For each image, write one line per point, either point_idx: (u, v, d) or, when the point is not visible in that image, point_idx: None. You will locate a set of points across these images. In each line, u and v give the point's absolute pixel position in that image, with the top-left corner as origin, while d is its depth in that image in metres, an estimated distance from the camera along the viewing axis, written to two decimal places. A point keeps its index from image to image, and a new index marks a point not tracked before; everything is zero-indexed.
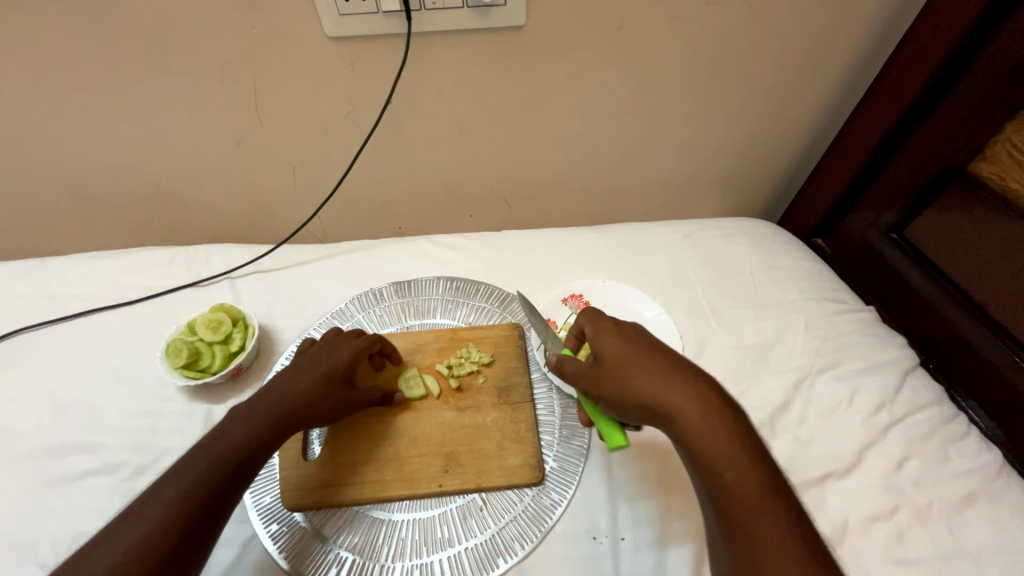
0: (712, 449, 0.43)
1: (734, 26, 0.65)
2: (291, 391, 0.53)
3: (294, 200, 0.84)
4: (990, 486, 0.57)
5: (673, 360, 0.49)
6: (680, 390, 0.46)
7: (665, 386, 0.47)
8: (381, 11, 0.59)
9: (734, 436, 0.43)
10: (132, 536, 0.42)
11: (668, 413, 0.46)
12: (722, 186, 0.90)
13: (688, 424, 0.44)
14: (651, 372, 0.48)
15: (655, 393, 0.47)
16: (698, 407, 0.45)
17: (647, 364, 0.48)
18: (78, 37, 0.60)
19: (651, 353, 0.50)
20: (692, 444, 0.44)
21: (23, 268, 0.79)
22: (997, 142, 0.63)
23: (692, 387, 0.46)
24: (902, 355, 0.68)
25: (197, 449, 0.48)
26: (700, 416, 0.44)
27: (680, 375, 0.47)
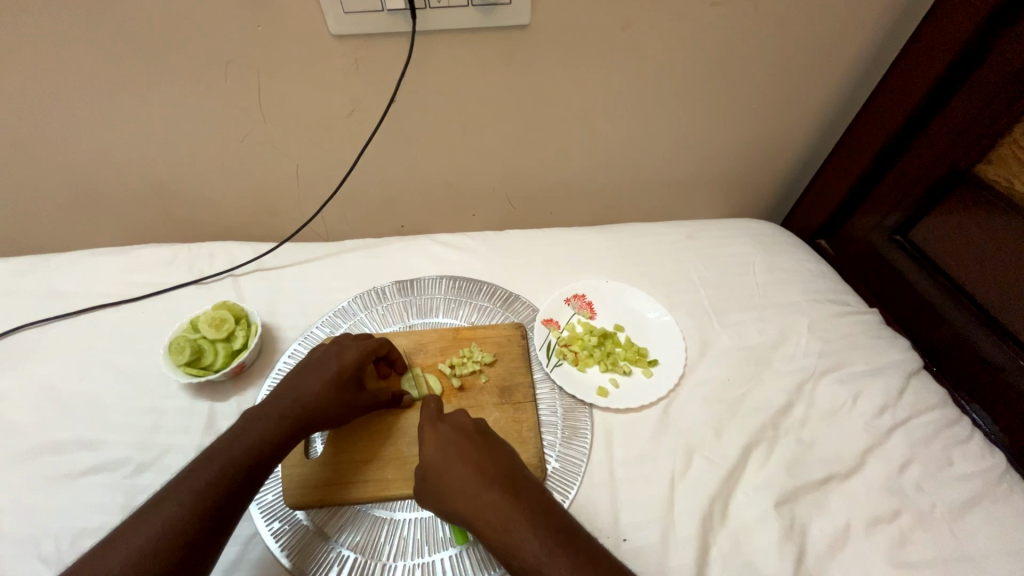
0: (522, 552, 0.43)
1: (739, 27, 0.65)
2: (303, 395, 0.54)
3: (297, 198, 0.84)
4: (993, 490, 0.57)
5: (481, 455, 0.50)
6: (489, 493, 0.46)
7: (473, 492, 0.47)
8: (386, 9, 0.59)
9: (536, 533, 0.44)
10: (145, 534, 0.42)
11: (480, 522, 0.45)
12: (726, 187, 0.89)
13: (498, 531, 0.44)
14: (460, 477, 0.48)
15: (465, 502, 0.47)
16: (503, 509, 0.45)
17: (453, 468, 0.48)
18: (83, 33, 0.60)
19: (463, 445, 0.50)
20: (505, 552, 0.44)
21: (26, 265, 0.79)
22: (1003, 144, 0.63)
23: (494, 490, 0.47)
24: (905, 358, 0.68)
25: (211, 451, 0.48)
26: (505, 519, 0.45)
27: (487, 475, 0.48)
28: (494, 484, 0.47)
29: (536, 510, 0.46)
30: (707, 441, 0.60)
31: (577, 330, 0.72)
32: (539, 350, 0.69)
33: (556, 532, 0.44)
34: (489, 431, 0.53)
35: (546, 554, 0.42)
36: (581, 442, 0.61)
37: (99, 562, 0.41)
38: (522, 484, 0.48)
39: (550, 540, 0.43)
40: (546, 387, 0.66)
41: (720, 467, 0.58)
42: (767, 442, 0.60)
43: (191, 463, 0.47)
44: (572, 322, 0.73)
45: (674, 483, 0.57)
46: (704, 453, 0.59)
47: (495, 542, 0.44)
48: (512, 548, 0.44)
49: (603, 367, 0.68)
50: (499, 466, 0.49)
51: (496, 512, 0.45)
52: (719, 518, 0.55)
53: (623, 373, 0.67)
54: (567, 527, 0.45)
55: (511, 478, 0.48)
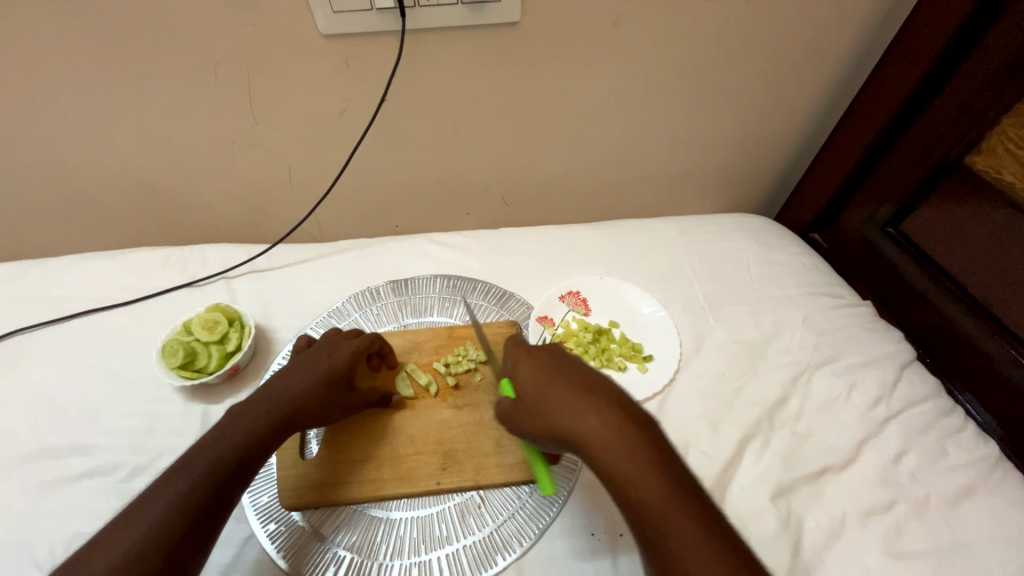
0: (636, 484, 0.39)
1: (729, 21, 0.65)
2: (293, 391, 0.53)
3: (290, 199, 0.83)
4: (988, 478, 0.58)
5: (591, 387, 0.45)
6: (585, 424, 0.43)
7: (591, 419, 0.43)
8: (375, 7, 0.59)
9: (657, 474, 0.40)
10: (133, 534, 0.42)
11: (588, 447, 0.42)
12: (719, 182, 0.90)
13: (608, 459, 0.41)
14: (573, 406, 0.44)
15: (577, 426, 0.43)
16: (611, 439, 0.41)
17: (564, 398, 0.45)
18: (69, 36, 0.59)
19: (569, 376, 0.47)
20: (615, 480, 0.40)
21: (17, 270, 0.78)
22: (993, 134, 0.63)
23: (624, 423, 0.42)
24: (899, 349, 0.69)
25: (197, 447, 0.48)
26: (617, 451, 0.41)
27: (603, 405, 0.43)
28: (613, 415, 0.43)
29: (655, 446, 0.41)
30: (704, 435, 0.60)
31: (572, 327, 0.72)
32: None
33: (676, 475, 0.40)
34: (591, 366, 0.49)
35: (666, 494, 0.39)
36: None
37: (89, 563, 0.41)
38: (633, 412, 0.43)
39: (670, 481, 0.39)
40: None
41: (716, 461, 0.58)
42: (762, 436, 0.60)
43: (178, 461, 0.47)
44: (567, 319, 0.73)
45: None
46: (701, 446, 0.59)
47: (607, 472, 0.41)
48: (625, 479, 0.40)
49: (599, 363, 0.68)
50: (616, 400, 0.44)
51: (611, 442, 0.41)
52: None
53: (618, 369, 0.67)
54: (682, 468, 0.41)
55: (631, 413, 0.43)
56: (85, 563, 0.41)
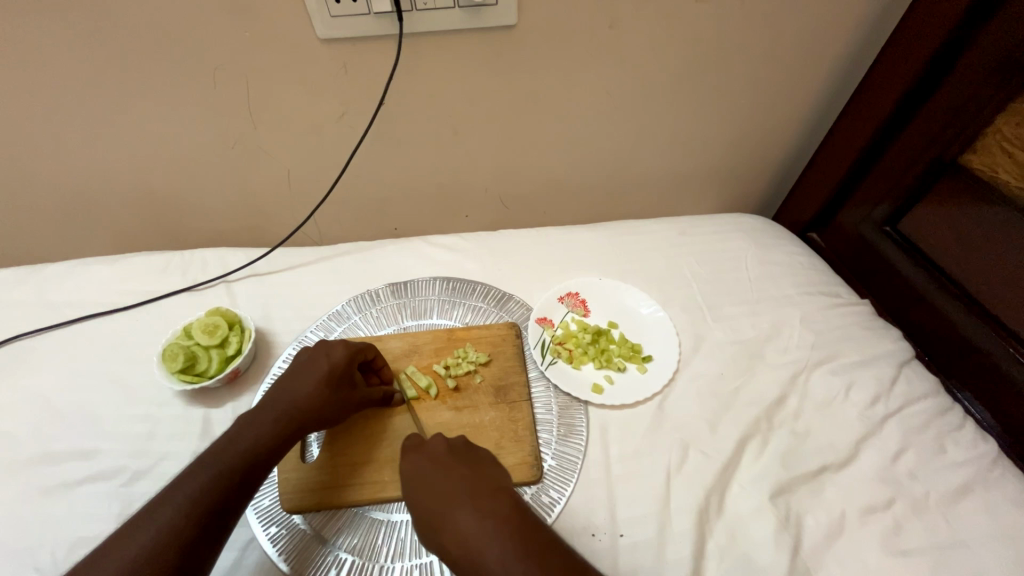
0: (479, 558, 0.41)
1: (724, 23, 0.65)
2: (295, 395, 0.54)
3: (289, 203, 0.84)
4: (986, 476, 0.58)
5: (454, 477, 0.47)
6: (450, 507, 0.45)
7: (448, 516, 0.44)
8: (372, 13, 0.59)
9: (516, 558, 0.40)
10: (141, 541, 0.43)
11: (452, 545, 0.43)
12: (717, 182, 0.90)
13: (456, 538, 0.43)
14: (429, 487, 0.47)
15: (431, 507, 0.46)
16: (469, 531, 0.43)
17: (428, 496, 0.46)
18: (69, 42, 0.60)
19: (441, 459, 0.49)
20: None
21: (18, 276, 0.78)
22: (988, 133, 0.63)
23: (479, 512, 0.44)
24: (897, 348, 0.69)
25: (204, 456, 0.48)
26: (476, 541, 0.42)
27: (462, 496, 0.45)
28: (470, 505, 0.45)
29: (512, 530, 0.43)
30: (703, 435, 0.61)
31: (571, 328, 0.72)
32: (533, 349, 0.69)
33: (535, 551, 0.41)
34: (461, 449, 0.51)
35: (504, 564, 0.40)
36: (577, 440, 0.61)
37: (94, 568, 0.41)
38: (493, 500, 0.45)
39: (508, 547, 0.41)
40: (541, 385, 0.67)
41: (716, 461, 0.58)
42: (761, 435, 0.61)
43: (185, 468, 0.48)
44: (566, 321, 0.73)
45: (670, 477, 0.57)
46: (700, 446, 0.60)
47: (472, 569, 0.41)
48: (490, 574, 0.40)
49: (599, 364, 0.68)
50: (474, 486, 0.46)
51: (470, 534, 0.43)
52: (715, 512, 0.55)
53: (618, 369, 0.67)
54: (545, 545, 0.42)
55: (488, 496, 0.45)
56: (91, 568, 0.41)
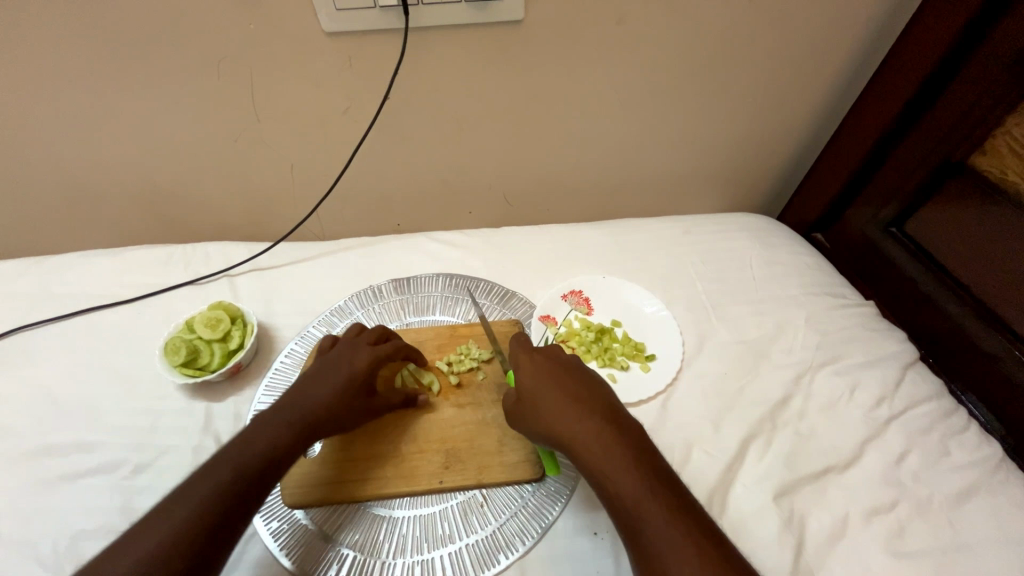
0: (616, 479, 0.43)
1: (733, 21, 0.65)
2: (315, 400, 0.53)
3: (292, 197, 0.83)
4: (990, 479, 0.57)
5: (581, 388, 0.50)
6: (582, 422, 0.47)
7: (574, 418, 0.47)
8: (378, 6, 0.59)
9: (634, 468, 0.43)
10: (132, 531, 0.42)
11: (573, 442, 0.46)
12: (722, 181, 0.90)
13: (591, 453, 0.45)
14: (557, 404, 0.48)
15: (564, 422, 0.47)
16: (591, 434, 0.46)
17: (552, 398, 0.49)
18: (73, 32, 0.59)
19: (564, 378, 0.51)
20: (598, 475, 0.44)
21: (20, 268, 0.78)
22: (997, 134, 0.63)
23: (607, 422, 0.46)
24: (901, 349, 0.68)
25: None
26: (600, 445, 0.45)
27: (585, 405, 0.48)
28: (596, 414, 0.47)
29: (635, 443, 0.45)
30: (707, 435, 0.60)
31: (574, 326, 0.72)
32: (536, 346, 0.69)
33: (649, 467, 0.44)
34: (584, 368, 0.53)
35: (643, 488, 0.42)
36: None
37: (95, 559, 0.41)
38: (623, 427, 0.47)
39: (646, 472, 0.43)
40: None
41: (719, 461, 0.58)
42: (765, 436, 0.60)
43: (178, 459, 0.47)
44: (569, 318, 0.73)
45: None
46: (704, 446, 0.59)
47: (590, 466, 0.44)
48: (606, 474, 0.43)
49: (602, 362, 0.68)
50: (598, 401, 0.49)
51: (593, 438, 0.45)
52: (718, 512, 0.55)
53: (621, 368, 0.67)
54: (659, 464, 0.44)
55: (612, 413, 0.48)
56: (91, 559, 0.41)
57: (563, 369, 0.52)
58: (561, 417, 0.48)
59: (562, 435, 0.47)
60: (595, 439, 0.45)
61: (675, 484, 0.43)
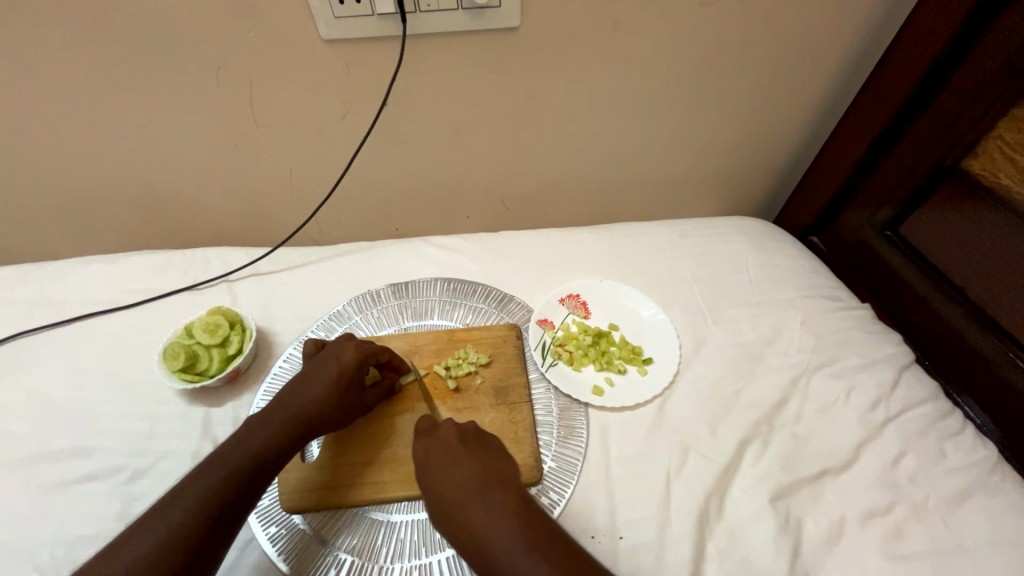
0: (503, 560, 0.40)
1: (726, 27, 0.66)
2: (306, 399, 0.54)
3: (290, 202, 0.84)
4: (986, 481, 0.58)
5: (473, 458, 0.46)
6: (467, 500, 0.43)
7: (462, 494, 0.43)
8: (376, 13, 0.59)
9: (509, 525, 0.41)
10: (150, 539, 0.43)
11: (448, 506, 0.44)
12: (718, 185, 0.90)
13: (477, 534, 0.41)
14: (447, 479, 0.45)
15: (452, 503, 0.43)
16: (480, 514, 0.42)
17: (431, 459, 0.47)
18: (73, 42, 0.60)
19: (456, 444, 0.47)
20: (486, 559, 0.41)
21: (19, 273, 0.79)
22: (991, 138, 0.64)
23: (494, 498, 0.43)
24: (897, 352, 0.69)
25: (215, 456, 0.49)
26: (472, 508, 0.43)
27: (474, 478, 0.44)
28: (482, 488, 0.43)
29: (526, 515, 0.42)
30: (703, 438, 0.61)
31: (572, 330, 0.72)
32: (534, 350, 0.69)
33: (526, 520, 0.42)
34: (466, 421, 0.51)
35: (531, 568, 0.39)
36: (577, 442, 0.61)
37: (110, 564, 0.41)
38: (515, 502, 0.43)
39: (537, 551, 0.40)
40: (541, 386, 0.67)
41: (716, 463, 0.58)
42: (761, 438, 0.61)
43: (195, 468, 0.48)
44: (566, 322, 0.73)
45: (670, 480, 0.57)
46: (700, 449, 0.60)
47: (463, 531, 0.42)
48: (482, 536, 0.41)
49: (599, 366, 0.68)
50: (474, 453, 0.47)
51: (467, 502, 0.43)
52: (715, 515, 0.55)
53: (618, 371, 0.67)
54: (539, 515, 0.43)
55: (500, 483, 0.44)
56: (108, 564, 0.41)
57: (458, 435, 0.48)
58: (448, 495, 0.44)
59: (449, 515, 0.43)
60: (480, 518, 0.42)
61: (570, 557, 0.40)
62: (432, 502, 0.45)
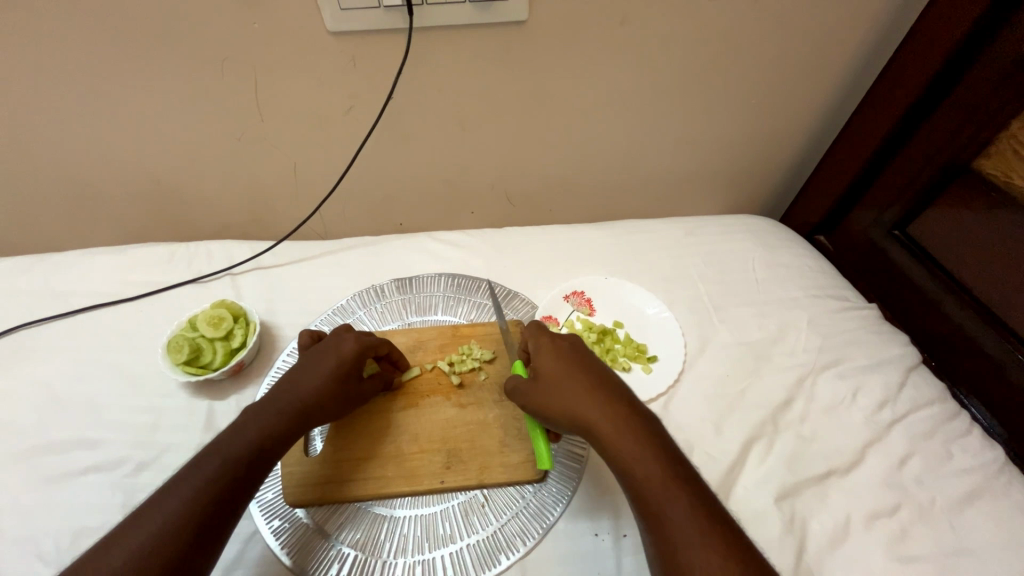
0: (635, 462, 0.44)
1: (736, 23, 0.65)
2: (304, 388, 0.54)
3: (295, 196, 0.83)
4: (993, 484, 0.57)
5: (594, 373, 0.51)
6: (595, 405, 0.47)
7: (592, 401, 0.48)
8: (382, 6, 0.59)
9: (658, 456, 0.44)
10: (147, 530, 0.42)
11: (571, 413, 0.48)
12: (725, 183, 0.89)
13: (609, 438, 0.45)
14: (574, 389, 0.49)
15: (582, 408, 0.48)
16: (615, 427, 0.46)
17: (573, 387, 0.49)
18: (77, 32, 0.60)
19: (580, 365, 0.52)
20: (616, 457, 0.44)
21: (23, 264, 0.79)
22: (1002, 138, 0.62)
23: (623, 409, 0.47)
24: (904, 353, 0.68)
25: (210, 446, 0.48)
26: (619, 433, 0.45)
27: (598, 390, 0.49)
28: (612, 400, 0.48)
29: (648, 430, 0.46)
30: (708, 437, 0.60)
31: (576, 327, 0.72)
32: None
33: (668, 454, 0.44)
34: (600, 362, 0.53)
35: (663, 472, 0.43)
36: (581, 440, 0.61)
37: (107, 556, 0.41)
38: (640, 418, 0.47)
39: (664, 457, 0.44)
40: None
41: (721, 463, 0.58)
42: (766, 438, 0.60)
43: (190, 459, 0.47)
44: (571, 319, 0.73)
45: None
46: (705, 448, 0.59)
47: (598, 434, 0.46)
48: (627, 457, 0.44)
49: None
50: (614, 389, 0.49)
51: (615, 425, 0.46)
52: None
53: (623, 369, 0.67)
54: (671, 448, 0.45)
55: (625, 398, 0.49)
56: (104, 557, 0.41)
57: (579, 357, 0.53)
58: (576, 400, 0.48)
59: (581, 419, 0.48)
60: (610, 425, 0.46)
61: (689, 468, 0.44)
62: (557, 405, 0.49)
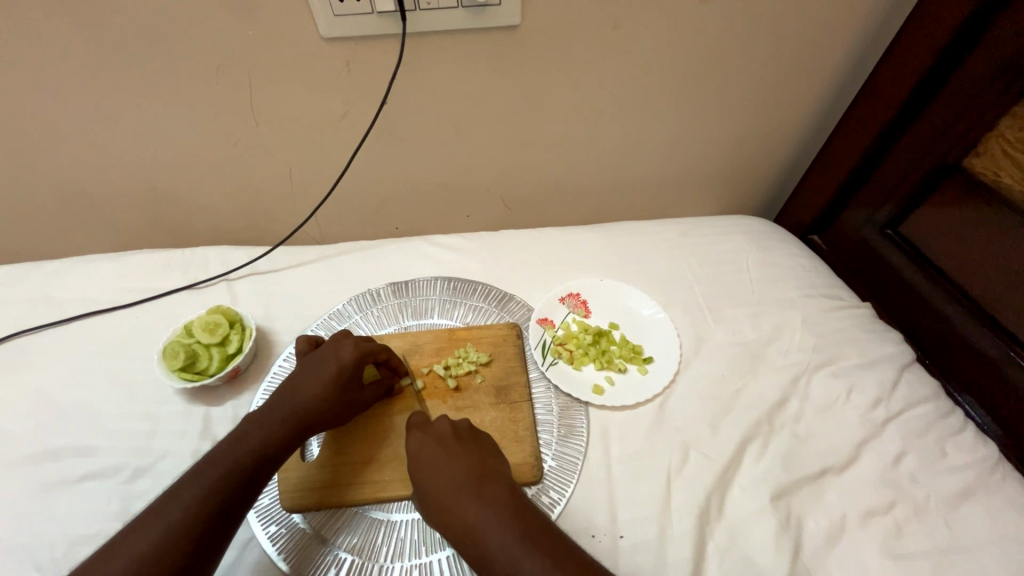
0: (483, 540, 0.45)
1: (727, 25, 0.65)
2: (303, 396, 0.54)
3: (291, 201, 0.84)
4: (986, 480, 0.58)
5: (454, 452, 0.52)
6: (449, 487, 0.49)
7: (447, 485, 0.49)
8: (376, 12, 0.59)
9: (501, 525, 0.46)
10: (150, 537, 0.43)
11: (430, 500, 0.50)
12: (719, 184, 0.90)
13: (462, 522, 0.47)
14: (431, 474, 0.50)
15: (437, 495, 0.49)
16: (466, 511, 0.47)
17: (429, 468, 0.51)
18: (72, 40, 0.60)
19: (439, 444, 0.52)
20: (468, 539, 0.46)
21: (19, 272, 0.79)
22: (992, 137, 0.63)
23: (474, 488, 0.49)
24: (898, 351, 0.69)
25: (213, 455, 0.49)
26: (474, 513, 0.47)
27: (455, 471, 0.50)
28: (466, 479, 0.49)
29: (502, 505, 0.48)
30: (704, 437, 0.60)
31: (572, 329, 0.72)
32: (534, 349, 0.69)
33: (517, 522, 0.46)
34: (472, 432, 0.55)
35: (506, 544, 0.44)
36: (577, 441, 0.61)
37: (110, 563, 0.41)
38: (494, 496, 0.48)
39: (511, 531, 0.45)
40: (541, 385, 0.66)
41: (717, 463, 0.58)
42: (762, 438, 0.61)
43: (191, 468, 0.48)
44: (566, 321, 0.73)
45: (670, 479, 0.57)
46: (701, 448, 0.60)
47: (453, 519, 0.47)
48: (475, 537, 0.46)
49: (599, 365, 0.68)
50: (468, 463, 0.51)
51: (473, 505, 0.47)
52: (715, 514, 0.55)
53: (619, 370, 0.67)
54: (526, 516, 0.47)
55: (482, 474, 0.50)
56: (107, 563, 0.41)
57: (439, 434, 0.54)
58: (433, 487, 0.50)
59: (439, 506, 0.49)
60: (462, 506, 0.47)
61: (544, 531, 0.46)
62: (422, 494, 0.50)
